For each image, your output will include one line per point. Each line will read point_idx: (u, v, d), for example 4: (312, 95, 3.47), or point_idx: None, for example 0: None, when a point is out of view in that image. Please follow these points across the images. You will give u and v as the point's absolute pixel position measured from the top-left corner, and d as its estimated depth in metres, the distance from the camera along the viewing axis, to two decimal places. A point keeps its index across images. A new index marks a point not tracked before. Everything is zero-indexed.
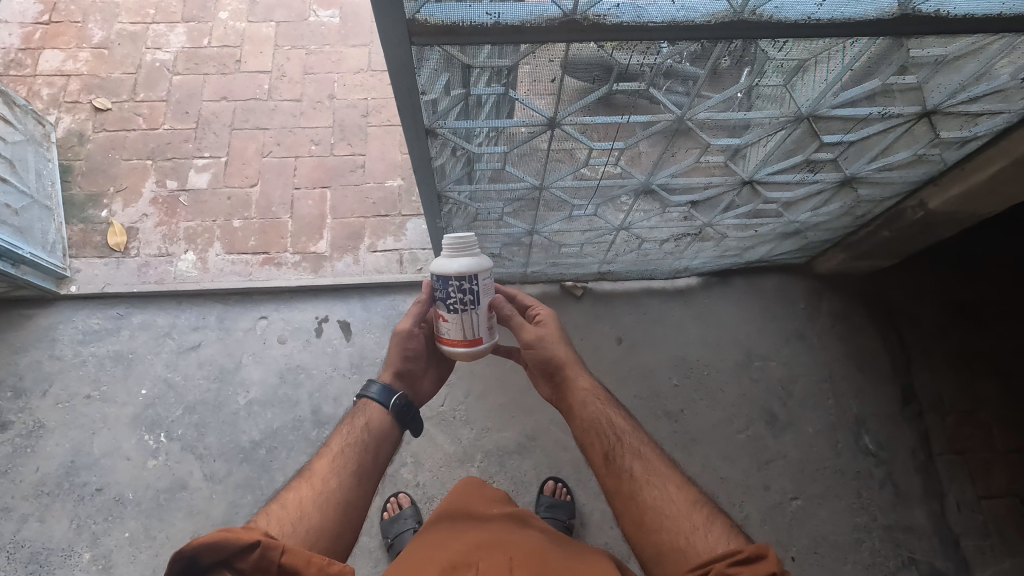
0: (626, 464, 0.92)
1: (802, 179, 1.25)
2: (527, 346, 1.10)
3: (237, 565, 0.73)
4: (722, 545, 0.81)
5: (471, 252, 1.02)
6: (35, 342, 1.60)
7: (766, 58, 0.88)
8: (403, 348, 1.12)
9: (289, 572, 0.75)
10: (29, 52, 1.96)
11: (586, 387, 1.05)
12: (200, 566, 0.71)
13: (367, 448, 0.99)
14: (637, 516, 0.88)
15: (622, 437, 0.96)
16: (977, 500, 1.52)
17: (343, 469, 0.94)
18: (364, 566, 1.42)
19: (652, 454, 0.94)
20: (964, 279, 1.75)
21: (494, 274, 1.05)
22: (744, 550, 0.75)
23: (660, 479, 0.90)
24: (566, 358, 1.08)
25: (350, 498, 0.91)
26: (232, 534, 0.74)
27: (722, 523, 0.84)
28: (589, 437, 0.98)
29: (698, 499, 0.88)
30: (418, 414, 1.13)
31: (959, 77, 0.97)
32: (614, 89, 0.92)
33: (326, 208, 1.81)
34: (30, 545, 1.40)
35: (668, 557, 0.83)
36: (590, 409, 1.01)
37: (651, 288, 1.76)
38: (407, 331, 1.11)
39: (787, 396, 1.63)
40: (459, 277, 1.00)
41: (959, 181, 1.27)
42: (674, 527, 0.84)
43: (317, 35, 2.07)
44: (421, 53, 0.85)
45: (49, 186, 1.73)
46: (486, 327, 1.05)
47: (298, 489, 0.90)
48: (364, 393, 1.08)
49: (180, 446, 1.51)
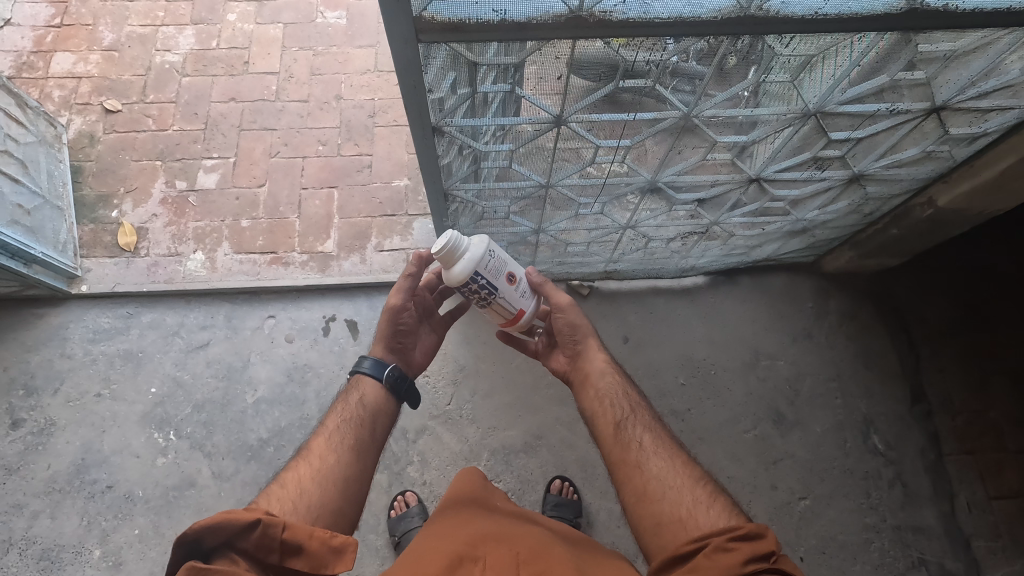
0: (635, 435, 0.96)
1: (809, 177, 1.24)
2: (558, 309, 1.11)
3: (239, 545, 0.74)
4: (722, 520, 0.83)
5: (461, 253, 1.00)
6: (46, 341, 1.61)
7: (773, 54, 0.88)
8: (395, 323, 1.13)
9: (292, 547, 0.77)
10: (41, 55, 1.98)
11: (602, 362, 1.10)
12: (202, 548, 0.72)
13: (362, 425, 1.00)
14: (639, 486, 0.90)
15: (633, 411, 1.01)
16: (987, 499, 1.51)
17: (340, 446, 0.94)
18: (371, 564, 1.43)
19: (660, 430, 0.98)
20: (974, 279, 1.73)
21: (494, 249, 1.03)
22: (744, 527, 0.78)
23: (665, 453, 0.93)
24: (583, 332, 1.12)
25: (349, 473, 0.92)
26: (233, 513, 0.75)
27: (720, 501, 0.87)
28: (601, 407, 1.03)
29: (702, 476, 0.91)
30: (413, 385, 1.14)
31: (968, 72, 0.97)
32: (620, 86, 0.92)
33: (333, 208, 1.82)
34: (41, 542, 1.42)
35: (666, 529, 0.85)
36: (603, 382, 1.06)
37: (658, 287, 1.75)
38: (399, 306, 1.12)
39: (795, 395, 1.62)
40: (466, 283, 1.01)
41: (969, 177, 1.26)
42: (675, 498, 0.87)
43: (324, 36, 2.08)
44: (429, 50, 0.85)
45: (60, 187, 1.75)
46: (521, 296, 1.07)
47: (296, 468, 0.90)
48: (355, 369, 1.09)
49: (188, 444, 1.52)
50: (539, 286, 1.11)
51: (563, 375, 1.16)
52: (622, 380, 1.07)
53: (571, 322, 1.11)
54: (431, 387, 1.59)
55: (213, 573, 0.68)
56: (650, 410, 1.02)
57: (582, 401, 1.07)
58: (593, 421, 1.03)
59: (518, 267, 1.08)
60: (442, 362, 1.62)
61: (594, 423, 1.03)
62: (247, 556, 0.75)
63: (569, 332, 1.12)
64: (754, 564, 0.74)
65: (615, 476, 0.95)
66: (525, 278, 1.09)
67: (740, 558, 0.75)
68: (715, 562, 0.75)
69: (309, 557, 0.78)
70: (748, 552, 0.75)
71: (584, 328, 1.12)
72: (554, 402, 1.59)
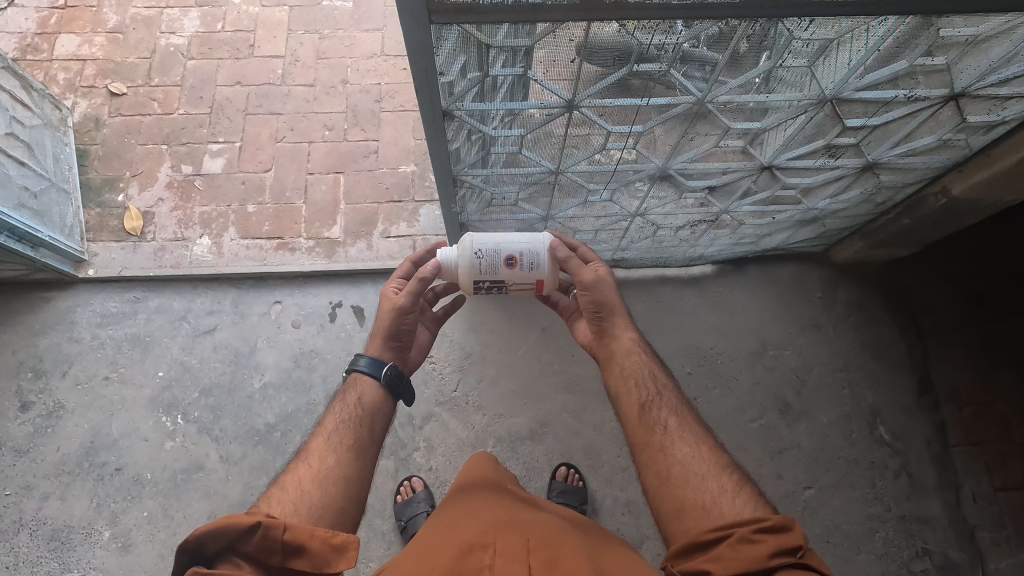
0: (660, 418, 0.96)
1: (822, 165, 1.23)
2: (583, 288, 1.08)
3: (241, 549, 0.75)
4: (747, 510, 0.84)
5: (457, 274, 1.14)
6: (54, 324, 1.62)
7: (789, 38, 0.87)
8: (399, 322, 1.10)
9: (294, 548, 0.78)
10: (45, 36, 1.97)
11: (629, 340, 1.08)
12: (205, 554, 0.74)
13: (361, 424, 0.99)
14: (662, 469, 0.90)
15: (658, 393, 1.00)
16: (993, 492, 1.50)
17: (339, 446, 0.94)
18: (378, 548, 1.43)
19: (685, 413, 0.98)
20: (987, 270, 1.71)
21: (478, 253, 1.11)
22: (771, 518, 0.78)
23: (690, 438, 0.93)
24: (611, 304, 1.09)
25: (349, 473, 0.91)
26: (233, 518, 0.76)
27: (745, 489, 0.87)
28: (625, 386, 1.01)
29: (727, 464, 0.91)
30: (409, 383, 1.12)
31: (987, 60, 0.95)
32: (634, 70, 0.90)
33: (339, 194, 1.81)
34: (51, 523, 1.43)
35: (688, 515, 0.85)
36: (630, 360, 1.04)
37: (665, 276, 1.74)
38: (406, 306, 1.09)
39: (801, 385, 1.62)
40: (475, 289, 1.15)
41: (984, 166, 1.24)
42: (699, 485, 0.87)
43: (330, 19, 2.06)
44: (440, 31, 0.84)
45: (66, 171, 1.74)
46: (530, 269, 1.12)
47: (296, 470, 0.90)
48: (352, 368, 1.07)
49: (196, 428, 1.53)
50: (565, 262, 1.09)
51: (587, 344, 1.14)
52: (649, 359, 1.05)
53: (600, 293, 1.08)
54: (438, 374, 1.59)
55: None
56: (675, 392, 1.01)
57: (608, 375, 1.06)
58: (618, 396, 1.01)
59: (518, 243, 1.11)
60: (449, 349, 1.62)
61: (619, 399, 1.01)
62: (250, 559, 0.76)
63: (596, 304, 1.08)
64: (779, 557, 0.75)
65: (637, 456, 0.94)
66: (527, 251, 1.11)
67: (766, 551, 0.75)
68: (739, 553, 0.76)
69: (311, 556, 0.78)
70: (774, 544, 0.76)
71: (612, 300, 1.09)
72: (560, 390, 1.59)
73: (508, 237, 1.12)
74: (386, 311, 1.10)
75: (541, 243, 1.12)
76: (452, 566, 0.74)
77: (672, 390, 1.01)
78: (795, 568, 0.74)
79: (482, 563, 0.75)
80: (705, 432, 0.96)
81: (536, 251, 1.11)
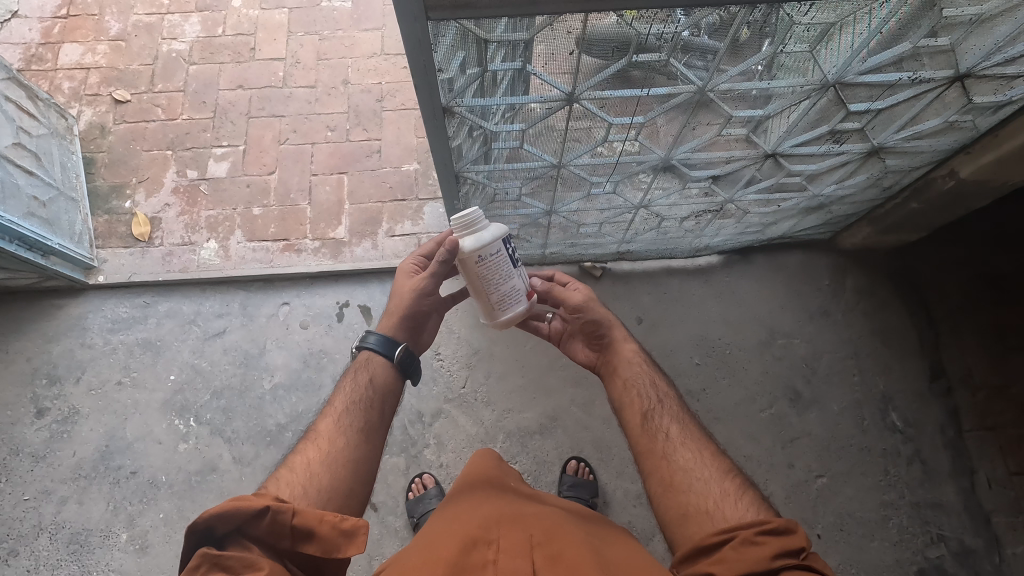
0: (663, 425, 0.95)
1: (827, 151, 1.21)
2: (574, 310, 1.07)
3: (251, 532, 0.76)
4: (750, 513, 0.83)
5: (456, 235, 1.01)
6: (67, 331, 1.64)
7: (789, 23, 0.86)
8: (420, 304, 1.11)
9: (303, 532, 0.78)
10: (49, 46, 1.98)
11: (630, 352, 1.07)
12: (215, 534, 0.74)
13: (371, 404, 0.99)
14: (666, 476, 0.90)
15: (661, 401, 0.99)
16: (1008, 476, 1.49)
17: (349, 429, 0.94)
18: (391, 545, 1.44)
19: (687, 420, 0.98)
20: (997, 250, 1.69)
21: (462, 261, 1.00)
22: (773, 521, 0.78)
23: (693, 445, 0.93)
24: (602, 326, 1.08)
25: (359, 456, 0.92)
26: (241, 502, 0.77)
27: (747, 494, 0.87)
28: (629, 396, 1.00)
29: (730, 469, 0.91)
30: (418, 364, 1.13)
31: (993, 39, 0.94)
32: (633, 61, 0.89)
33: (343, 194, 1.82)
34: (70, 526, 1.45)
35: (692, 520, 0.85)
36: (627, 378, 1.03)
37: (671, 268, 1.74)
38: (428, 289, 1.11)
39: (811, 373, 1.61)
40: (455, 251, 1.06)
41: (992, 147, 1.23)
42: (702, 490, 0.87)
43: (330, 20, 2.06)
44: (437, 28, 0.84)
45: (73, 178, 1.76)
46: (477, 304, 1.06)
47: (305, 451, 0.91)
48: (362, 346, 1.07)
49: (209, 430, 1.55)
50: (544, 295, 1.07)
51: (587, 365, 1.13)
52: (652, 369, 1.05)
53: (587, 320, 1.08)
54: (445, 370, 1.60)
55: (226, 560, 0.71)
56: (678, 400, 1.01)
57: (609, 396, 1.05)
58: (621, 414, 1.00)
59: (486, 294, 1.02)
60: (456, 346, 1.63)
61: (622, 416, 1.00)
62: (258, 542, 0.76)
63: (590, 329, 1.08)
64: (784, 558, 0.75)
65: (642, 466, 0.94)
66: (487, 306, 1.04)
67: (770, 552, 0.75)
68: (742, 554, 0.76)
69: (321, 541, 0.79)
70: (776, 546, 0.75)
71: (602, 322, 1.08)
72: (569, 383, 1.60)
73: (488, 289, 1.01)
74: (407, 290, 1.12)
75: (502, 314, 1.04)
76: (456, 561, 0.74)
77: (675, 401, 1.00)
78: (799, 569, 0.74)
79: (485, 559, 0.75)
80: (709, 439, 0.96)
81: (489, 316, 1.05)
